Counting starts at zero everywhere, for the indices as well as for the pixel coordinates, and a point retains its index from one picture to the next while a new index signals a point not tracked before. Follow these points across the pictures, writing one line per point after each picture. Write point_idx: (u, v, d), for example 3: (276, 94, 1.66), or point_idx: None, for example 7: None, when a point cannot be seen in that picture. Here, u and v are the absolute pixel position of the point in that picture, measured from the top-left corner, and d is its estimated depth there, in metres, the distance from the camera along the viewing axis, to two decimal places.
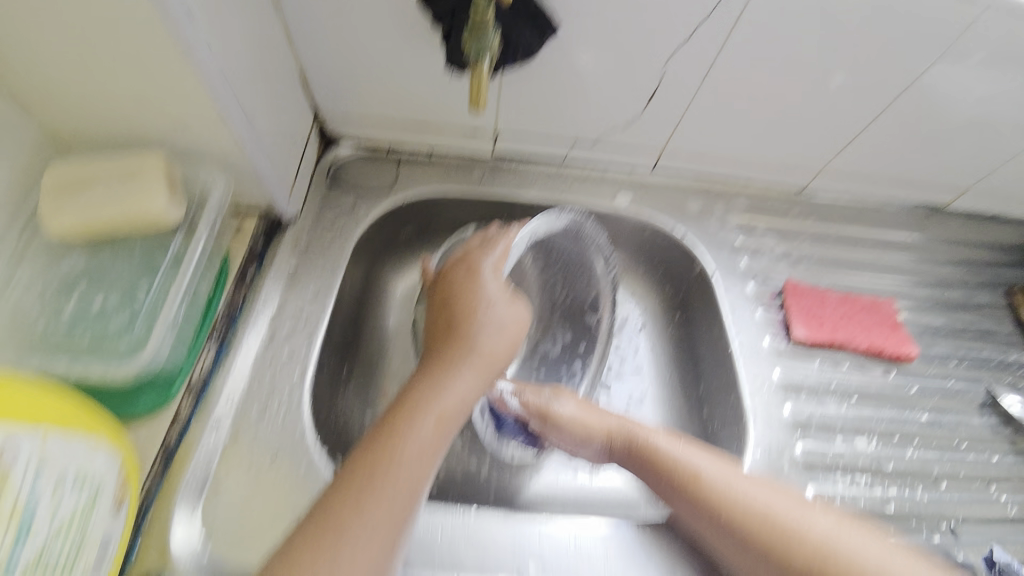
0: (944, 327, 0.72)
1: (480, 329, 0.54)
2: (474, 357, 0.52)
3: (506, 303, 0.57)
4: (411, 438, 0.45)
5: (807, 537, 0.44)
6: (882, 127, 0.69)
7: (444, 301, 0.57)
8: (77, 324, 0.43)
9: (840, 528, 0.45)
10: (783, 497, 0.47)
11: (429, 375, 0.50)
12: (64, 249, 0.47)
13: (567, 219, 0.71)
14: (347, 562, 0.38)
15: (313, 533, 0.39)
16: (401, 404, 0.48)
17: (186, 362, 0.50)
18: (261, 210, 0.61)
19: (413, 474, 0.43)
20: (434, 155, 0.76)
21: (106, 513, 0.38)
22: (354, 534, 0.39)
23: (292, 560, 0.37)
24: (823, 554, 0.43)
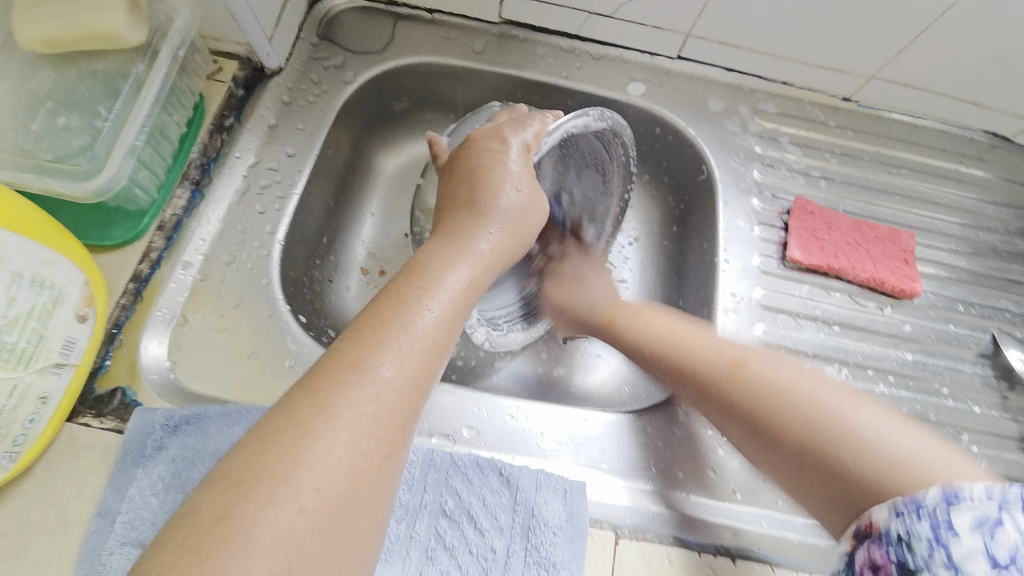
0: (964, 270, 0.65)
1: (508, 201, 0.46)
2: (500, 227, 0.45)
3: (530, 191, 0.48)
4: (437, 289, 0.37)
5: (755, 376, 0.43)
6: (957, 27, 0.57)
7: (465, 171, 0.47)
8: (44, 138, 0.46)
9: (788, 371, 0.43)
10: (739, 347, 0.47)
11: (450, 241, 0.42)
12: (36, 64, 0.47)
13: (606, 126, 0.54)
14: (383, 395, 0.30)
15: (334, 366, 0.30)
16: (420, 264, 0.39)
17: (159, 197, 0.53)
18: (242, 51, 0.59)
19: (442, 324, 0.35)
20: (435, 17, 0.68)
21: (70, 319, 0.42)
22: (382, 364, 0.31)
23: (314, 393, 0.29)
24: (767, 393, 0.42)
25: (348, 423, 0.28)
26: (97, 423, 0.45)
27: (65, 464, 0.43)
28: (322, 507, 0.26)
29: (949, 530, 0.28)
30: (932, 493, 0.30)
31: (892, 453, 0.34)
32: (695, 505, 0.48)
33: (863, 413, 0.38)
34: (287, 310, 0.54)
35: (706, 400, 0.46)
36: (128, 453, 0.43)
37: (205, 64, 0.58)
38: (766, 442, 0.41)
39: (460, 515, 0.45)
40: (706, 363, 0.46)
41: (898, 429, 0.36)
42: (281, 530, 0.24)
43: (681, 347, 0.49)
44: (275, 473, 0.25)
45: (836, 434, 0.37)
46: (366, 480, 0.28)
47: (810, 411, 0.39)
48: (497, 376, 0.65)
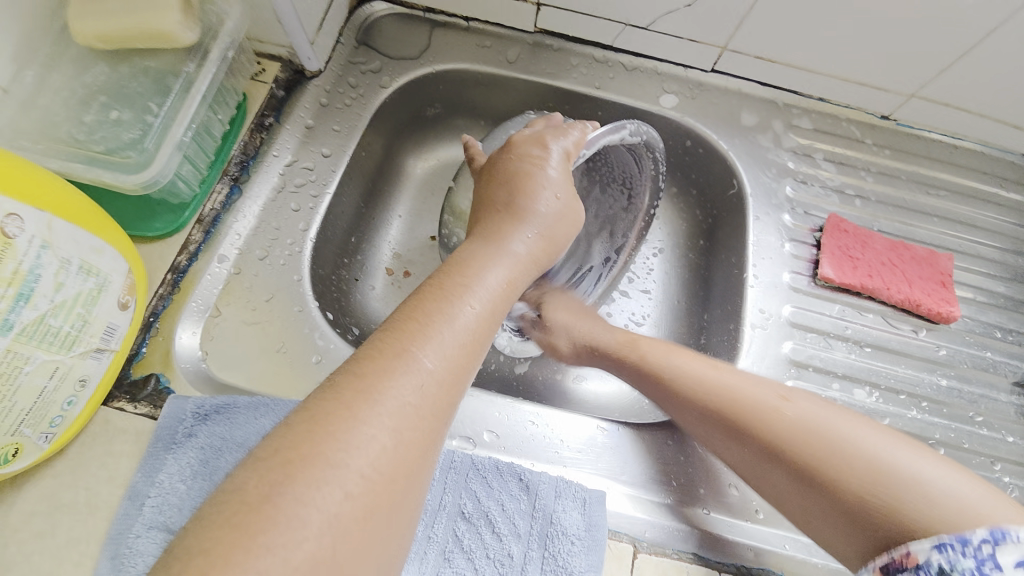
0: (1003, 296, 0.63)
1: (545, 207, 0.47)
2: (535, 232, 0.46)
3: (567, 200, 0.48)
4: (476, 287, 0.38)
5: (797, 415, 0.41)
6: (1004, 47, 0.56)
7: (506, 175, 0.48)
8: (96, 131, 0.48)
9: (831, 412, 0.41)
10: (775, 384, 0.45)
11: (487, 243, 0.43)
12: (93, 60, 0.50)
13: (640, 140, 0.54)
14: (425, 386, 0.31)
15: (379, 353, 0.31)
16: (459, 263, 0.40)
17: (201, 190, 0.54)
18: (284, 54, 0.61)
19: (481, 322, 0.36)
20: (471, 25, 0.70)
21: (111, 307, 0.44)
22: (426, 355, 0.32)
23: (360, 378, 0.29)
24: (819, 437, 0.39)
25: (394, 410, 0.29)
26: (131, 408, 0.46)
27: (98, 446, 0.45)
28: (365, 493, 0.26)
29: (994, 565, 0.30)
30: (978, 531, 0.31)
31: (937, 500, 0.34)
32: (717, 524, 0.47)
33: (906, 452, 0.37)
34: (316, 306, 0.55)
35: (740, 438, 0.43)
36: (160, 438, 0.44)
37: (249, 65, 0.60)
38: (802, 482, 0.39)
39: (478, 518, 0.44)
40: (747, 407, 0.43)
41: (953, 478, 0.35)
42: (328, 511, 0.25)
43: (714, 383, 0.46)
44: (324, 455, 0.26)
45: (887, 484, 0.35)
46: (408, 470, 0.28)
47: (856, 459, 0.37)
48: (515, 380, 0.64)
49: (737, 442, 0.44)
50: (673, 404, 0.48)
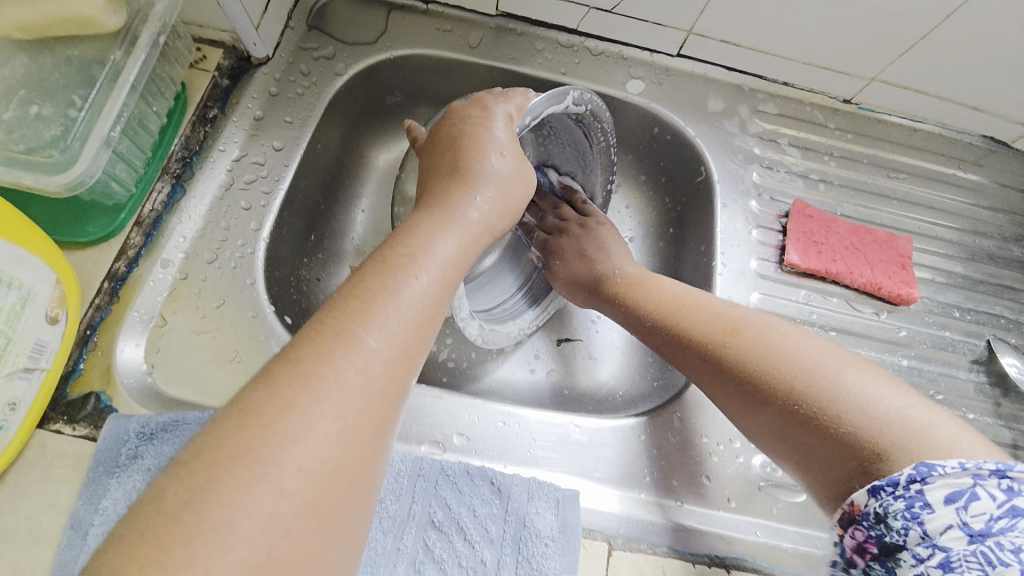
0: (960, 276, 0.65)
1: (497, 168, 0.45)
2: (489, 194, 0.44)
3: (516, 157, 0.46)
4: (426, 257, 0.36)
5: (751, 338, 0.42)
6: (960, 31, 0.56)
7: (450, 139, 0.46)
8: (15, 128, 0.43)
9: (810, 341, 0.41)
10: (739, 311, 0.45)
11: (436, 209, 0.41)
12: (6, 49, 0.45)
13: (585, 109, 0.52)
14: (369, 368, 0.29)
15: (314, 336, 0.29)
16: (405, 234, 0.38)
17: (138, 190, 0.51)
18: (226, 39, 0.57)
19: (430, 295, 0.34)
20: (430, 8, 0.66)
21: (39, 321, 0.40)
22: (368, 334, 0.30)
23: (294, 363, 0.27)
24: (773, 359, 0.40)
25: (333, 399, 0.27)
26: (70, 430, 0.43)
27: (37, 472, 0.41)
28: (305, 490, 0.24)
29: (924, 505, 0.29)
30: (904, 471, 0.31)
31: (883, 414, 0.34)
32: (690, 515, 0.47)
33: (856, 370, 0.37)
34: (272, 310, 0.52)
35: (699, 359, 0.44)
36: (102, 462, 0.41)
37: (188, 52, 0.55)
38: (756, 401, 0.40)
39: (450, 526, 0.43)
40: (705, 333, 0.44)
41: (907, 400, 0.35)
42: (259, 507, 0.23)
43: (682, 316, 0.47)
44: (257, 451, 0.24)
45: (826, 397, 0.36)
46: (355, 461, 0.27)
47: (798, 373, 0.38)
48: (488, 377, 0.63)
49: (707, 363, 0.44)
50: (651, 337, 0.49)
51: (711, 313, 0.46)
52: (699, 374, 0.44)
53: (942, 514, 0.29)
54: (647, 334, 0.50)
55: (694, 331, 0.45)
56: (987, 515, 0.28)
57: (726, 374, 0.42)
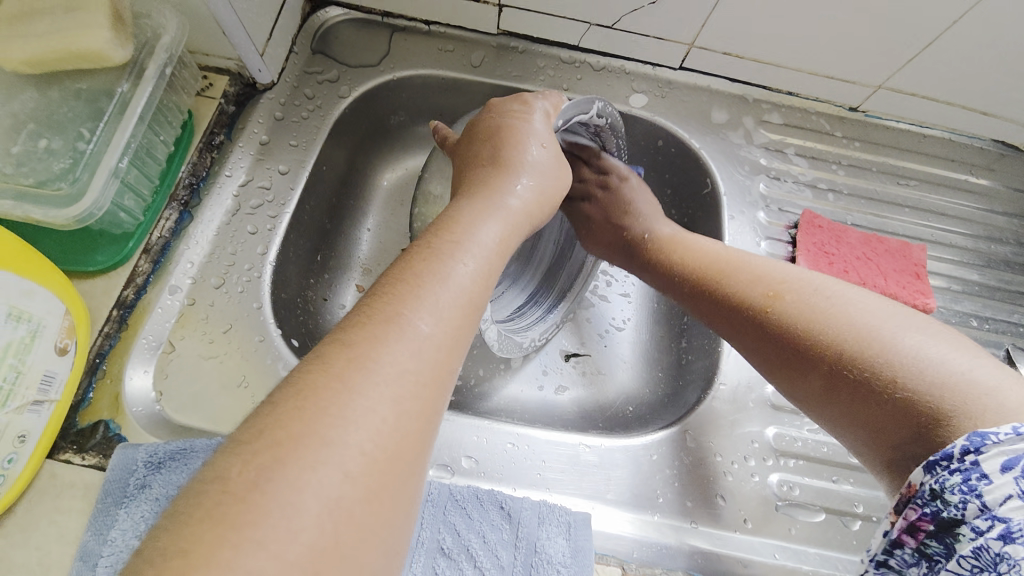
0: (977, 284, 0.64)
1: (535, 159, 0.44)
2: (531, 182, 0.43)
3: (555, 151, 0.46)
4: (471, 242, 0.34)
5: (798, 303, 0.41)
6: (965, 37, 0.56)
7: (488, 133, 0.45)
8: (25, 162, 0.44)
9: (870, 304, 0.39)
10: (786, 274, 0.44)
11: (476, 197, 0.39)
12: (18, 85, 0.46)
13: (605, 122, 0.53)
14: (424, 352, 0.27)
15: (366, 320, 0.27)
16: (448, 220, 0.36)
17: (145, 219, 0.51)
18: (233, 66, 0.57)
19: (478, 279, 0.32)
20: (432, 29, 0.67)
21: (48, 352, 0.40)
22: (421, 318, 0.28)
23: (348, 348, 0.26)
24: (818, 318, 0.39)
25: (392, 380, 0.25)
26: (79, 460, 0.43)
27: (47, 503, 0.41)
28: (369, 474, 0.22)
29: (982, 478, 0.28)
30: (958, 442, 0.29)
31: (935, 376, 0.32)
32: (706, 537, 0.46)
33: (914, 333, 0.35)
34: (279, 334, 0.52)
35: (744, 323, 0.44)
36: (109, 493, 0.41)
37: (194, 80, 0.56)
38: (801, 370, 0.39)
39: (459, 554, 0.43)
40: (743, 300, 0.44)
41: (969, 362, 0.32)
42: (330, 491, 0.21)
43: (723, 278, 0.47)
44: (317, 434, 0.22)
45: (876, 353, 0.35)
46: (413, 445, 0.25)
47: (847, 330, 0.37)
48: (496, 394, 0.62)
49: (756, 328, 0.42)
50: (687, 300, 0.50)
51: (747, 279, 0.45)
52: (742, 342, 0.44)
53: (1002, 485, 0.27)
54: (686, 301, 0.50)
55: (722, 294, 0.46)
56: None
57: (772, 334, 0.41)
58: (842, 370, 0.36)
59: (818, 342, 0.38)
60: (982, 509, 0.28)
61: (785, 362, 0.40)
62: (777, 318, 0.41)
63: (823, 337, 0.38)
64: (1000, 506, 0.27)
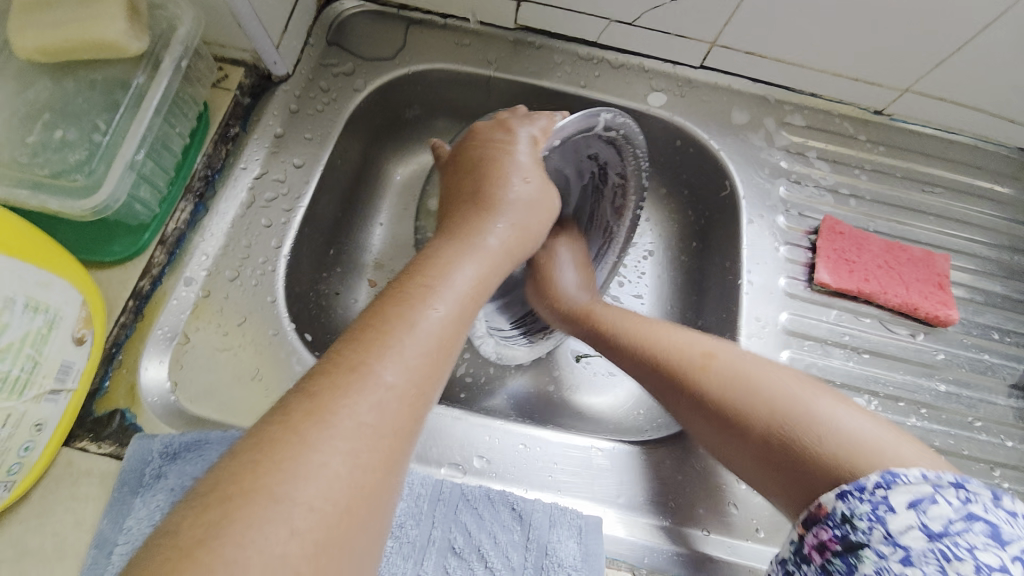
0: (1001, 296, 0.62)
1: (515, 194, 0.44)
2: (507, 221, 0.43)
3: (538, 182, 0.45)
4: (444, 286, 0.35)
5: (725, 367, 0.43)
6: (998, 41, 0.54)
7: (471, 165, 0.46)
8: (41, 153, 0.44)
9: (756, 360, 0.44)
10: (710, 340, 0.47)
11: (456, 237, 0.40)
12: (34, 73, 0.46)
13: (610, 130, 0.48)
14: (385, 402, 0.28)
15: (334, 368, 0.28)
16: (425, 263, 0.37)
17: (162, 210, 0.51)
18: (249, 58, 0.57)
19: (449, 324, 0.33)
20: (449, 22, 0.66)
21: (66, 343, 0.40)
22: (385, 369, 0.29)
23: (310, 398, 0.27)
24: (746, 390, 0.41)
25: (348, 432, 0.26)
26: (95, 448, 0.43)
27: (60, 492, 0.42)
28: (317, 529, 0.23)
29: (888, 509, 0.30)
30: (872, 478, 0.32)
31: (843, 440, 0.35)
32: (716, 545, 0.46)
33: (822, 399, 0.39)
34: (292, 329, 0.52)
35: (683, 391, 0.44)
36: (125, 482, 0.41)
37: (210, 72, 0.55)
38: (733, 431, 0.41)
39: (469, 554, 0.42)
40: (684, 372, 0.44)
41: (857, 415, 0.37)
42: (275, 555, 0.22)
43: (658, 343, 0.47)
44: (268, 490, 0.23)
45: (799, 429, 0.37)
46: (367, 498, 0.25)
47: (763, 416, 0.39)
48: (508, 393, 0.62)
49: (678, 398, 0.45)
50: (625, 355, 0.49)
51: (684, 345, 0.46)
52: (681, 413, 0.45)
53: (905, 515, 0.30)
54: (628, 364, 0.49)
55: (663, 360, 0.46)
56: (945, 517, 0.29)
57: (708, 411, 0.42)
58: (773, 434, 0.38)
59: (741, 403, 0.41)
60: (885, 536, 0.29)
61: (716, 424, 0.42)
62: (709, 394, 0.42)
63: (732, 406, 0.41)
64: (903, 535, 0.29)
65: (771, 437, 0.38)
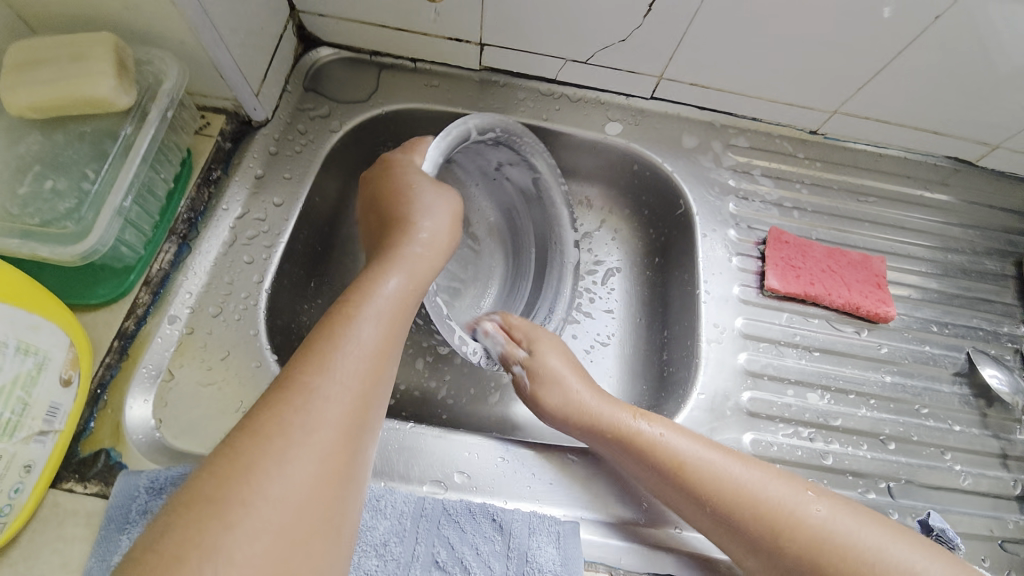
0: (937, 291, 0.68)
1: (429, 220, 0.50)
2: (429, 244, 0.49)
3: (444, 202, 0.51)
4: (369, 308, 0.41)
5: (748, 485, 0.45)
6: (908, 66, 0.61)
7: (387, 195, 0.52)
8: (31, 203, 0.46)
9: (765, 472, 0.46)
10: (717, 449, 0.47)
11: (380, 261, 0.46)
12: (23, 128, 0.49)
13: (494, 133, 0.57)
14: (319, 418, 0.33)
15: (273, 399, 0.34)
16: (353, 288, 0.43)
17: (146, 252, 0.53)
18: (229, 106, 0.60)
19: (375, 340, 0.39)
20: (418, 66, 0.71)
21: (54, 383, 0.42)
22: (317, 390, 0.34)
23: (252, 428, 0.32)
24: (767, 512, 0.43)
25: (290, 451, 0.31)
26: (81, 488, 0.44)
27: (48, 532, 0.42)
28: (273, 536, 0.29)
29: None
30: None
31: (857, 559, 0.41)
32: (689, 542, 0.49)
33: (824, 504, 0.44)
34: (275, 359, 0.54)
35: (699, 510, 0.46)
36: (113, 519, 0.42)
37: (192, 120, 0.59)
38: (752, 550, 0.44)
39: (453, 566, 0.44)
40: (710, 489, 0.45)
41: (849, 516, 0.43)
42: (250, 547, 0.28)
43: (678, 464, 0.46)
44: (221, 512, 0.28)
45: (819, 544, 0.41)
46: (314, 505, 0.31)
47: (790, 529, 0.42)
48: (488, 412, 0.64)
49: (692, 505, 0.46)
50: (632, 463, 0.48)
51: (701, 460, 0.46)
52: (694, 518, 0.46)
53: None
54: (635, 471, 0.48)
55: (686, 477, 0.46)
56: None
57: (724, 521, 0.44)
58: (792, 566, 0.42)
59: (765, 530, 0.43)
60: None
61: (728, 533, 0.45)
62: (736, 511, 0.44)
63: (754, 524, 0.43)
64: None
65: (787, 555, 0.42)
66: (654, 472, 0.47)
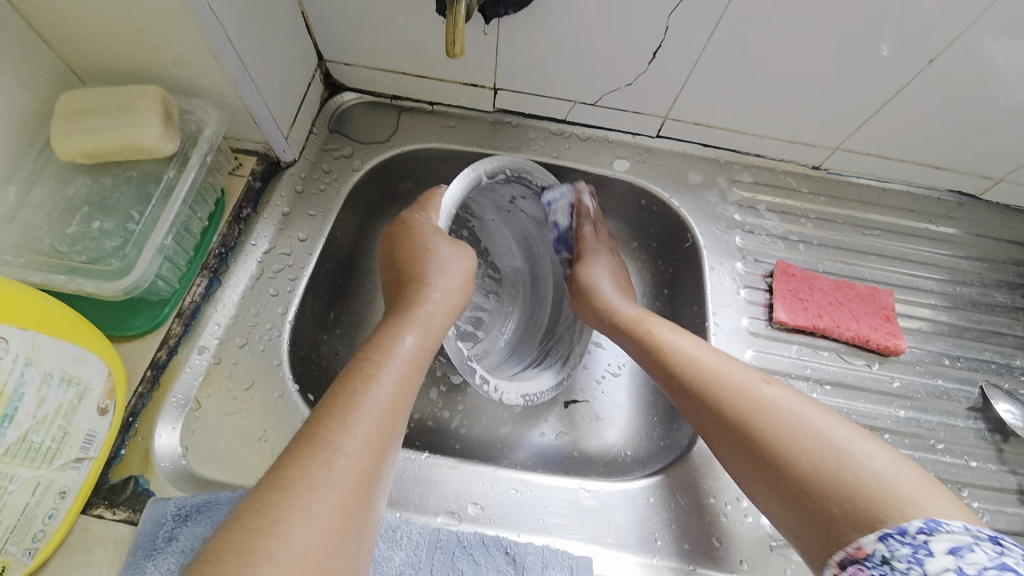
0: (947, 324, 0.68)
1: (443, 277, 0.52)
2: (443, 302, 0.51)
3: (459, 262, 0.53)
4: (387, 369, 0.42)
5: (773, 398, 0.46)
6: (905, 106, 0.64)
7: (405, 253, 0.54)
8: (78, 242, 0.50)
9: (802, 401, 0.46)
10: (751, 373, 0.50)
11: (397, 319, 0.48)
12: (75, 172, 0.53)
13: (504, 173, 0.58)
14: (338, 480, 0.35)
15: (296, 457, 0.35)
16: (372, 347, 0.44)
17: (180, 286, 0.56)
18: (261, 149, 0.64)
19: (392, 400, 0.40)
20: (435, 109, 0.76)
21: (92, 412, 0.44)
22: (340, 452, 0.36)
23: (277, 489, 0.33)
24: (789, 428, 0.43)
25: (312, 514, 0.33)
26: (110, 514, 0.46)
27: (78, 557, 0.44)
28: None
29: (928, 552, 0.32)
30: (916, 523, 0.34)
31: (882, 482, 0.38)
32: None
33: (860, 440, 0.41)
34: (296, 390, 0.56)
35: (720, 427, 0.47)
36: (140, 545, 0.43)
37: (227, 162, 0.63)
38: (766, 470, 0.43)
39: None
40: (732, 395, 0.48)
41: (888, 457, 0.40)
42: None
43: (702, 375, 0.50)
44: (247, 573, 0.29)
45: (836, 463, 0.40)
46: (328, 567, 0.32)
47: (806, 449, 0.42)
48: (500, 442, 0.65)
49: (715, 422, 0.48)
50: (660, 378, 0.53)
51: (729, 374, 0.49)
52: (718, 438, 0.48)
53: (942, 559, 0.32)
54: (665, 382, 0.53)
55: (703, 386, 0.49)
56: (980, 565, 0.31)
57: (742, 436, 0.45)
58: (806, 481, 0.40)
59: (781, 442, 0.43)
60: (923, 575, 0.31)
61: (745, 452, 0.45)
62: (756, 424, 0.45)
63: (771, 437, 0.44)
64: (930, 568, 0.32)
65: (809, 478, 0.40)
66: (677, 381, 0.52)
